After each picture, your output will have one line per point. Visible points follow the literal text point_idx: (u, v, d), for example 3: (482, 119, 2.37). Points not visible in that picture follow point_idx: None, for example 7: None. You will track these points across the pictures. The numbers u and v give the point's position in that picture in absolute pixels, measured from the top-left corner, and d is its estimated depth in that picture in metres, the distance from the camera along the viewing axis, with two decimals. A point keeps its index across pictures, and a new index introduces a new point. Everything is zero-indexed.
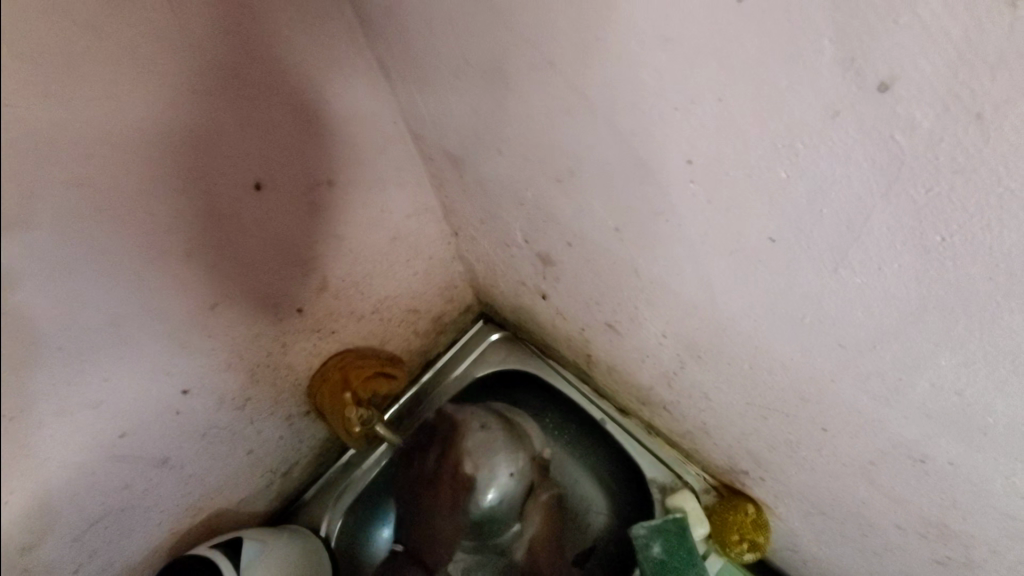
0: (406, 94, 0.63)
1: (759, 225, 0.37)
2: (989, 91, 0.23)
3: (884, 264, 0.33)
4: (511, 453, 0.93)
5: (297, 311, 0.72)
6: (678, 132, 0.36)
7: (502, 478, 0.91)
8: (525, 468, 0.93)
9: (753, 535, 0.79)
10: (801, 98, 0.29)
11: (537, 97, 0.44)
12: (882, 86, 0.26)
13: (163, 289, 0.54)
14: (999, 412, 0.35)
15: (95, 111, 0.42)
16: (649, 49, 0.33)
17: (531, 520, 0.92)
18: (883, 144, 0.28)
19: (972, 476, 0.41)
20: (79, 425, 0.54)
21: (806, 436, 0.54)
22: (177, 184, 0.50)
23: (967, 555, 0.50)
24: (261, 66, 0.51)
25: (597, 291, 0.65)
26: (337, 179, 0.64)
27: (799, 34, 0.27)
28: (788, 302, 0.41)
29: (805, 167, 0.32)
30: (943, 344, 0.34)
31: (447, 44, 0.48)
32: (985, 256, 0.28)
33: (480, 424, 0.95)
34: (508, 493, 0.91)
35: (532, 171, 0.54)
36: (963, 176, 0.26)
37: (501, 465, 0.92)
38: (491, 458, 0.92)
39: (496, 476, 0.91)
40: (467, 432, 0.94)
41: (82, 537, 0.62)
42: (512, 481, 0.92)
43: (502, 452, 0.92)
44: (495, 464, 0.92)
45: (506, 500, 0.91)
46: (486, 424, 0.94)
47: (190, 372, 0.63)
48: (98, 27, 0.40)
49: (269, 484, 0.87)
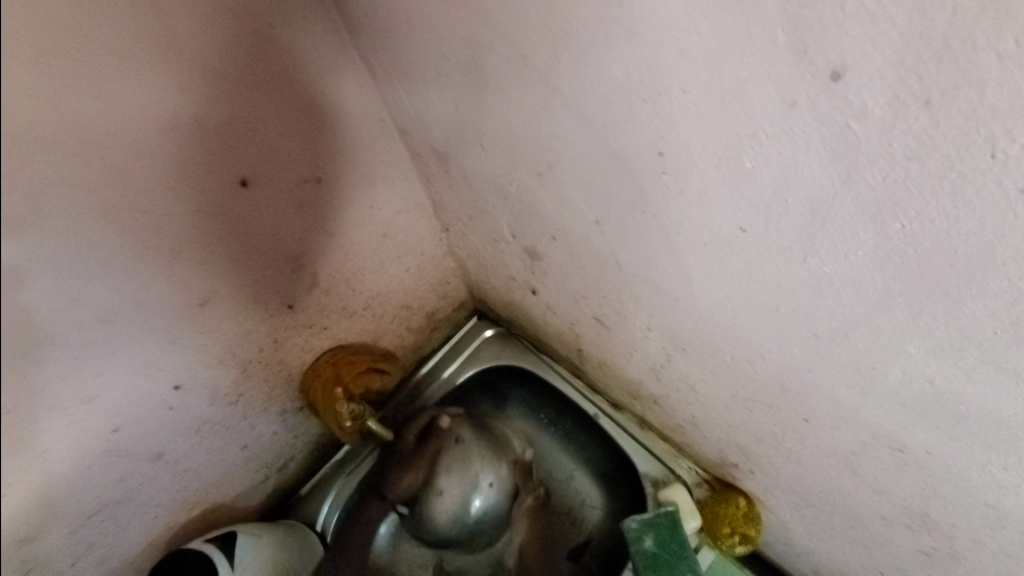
0: (390, 90, 0.63)
1: (730, 217, 0.37)
2: (936, 76, 0.23)
3: (849, 251, 0.33)
4: (492, 464, 0.93)
5: (288, 307, 0.72)
6: (647, 124, 0.37)
7: (486, 488, 0.91)
8: (507, 476, 0.94)
9: (745, 528, 0.79)
10: (759, 87, 0.29)
11: (514, 92, 0.45)
12: (834, 74, 0.26)
13: (152, 286, 0.54)
14: (970, 399, 0.35)
15: (83, 112, 0.43)
16: (615, 43, 0.33)
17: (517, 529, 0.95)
18: (840, 132, 0.28)
19: (949, 464, 0.41)
20: (72, 420, 0.54)
21: (789, 427, 0.54)
22: (163, 181, 0.50)
23: (951, 545, 0.50)
24: (245, 63, 0.51)
25: (584, 285, 0.65)
26: (325, 176, 0.64)
27: (754, 25, 0.27)
28: (763, 293, 0.41)
29: (769, 157, 0.32)
30: (910, 334, 0.34)
31: (426, 40, 0.48)
32: (943, 242, 0.28)
33: (456, 438, 0.93)
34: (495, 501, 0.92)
35: (513, 165, 0.54)
36: (917, 163, 0.26)
37: (484, 476, 0.92)
38: (472, 469, 0.91)
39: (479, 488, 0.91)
40: (441, 454, 0.91)
41: (78, 532, 0.63)
42: (495, 491, 0.92)
43: (483, 464, 0.92)
44: (478, 476, 0.91)
45: (494, 509, 0.92)
46: (460, 438, 0.93)
47: (182, 368, 0.64)
48: (83, 29, 0.41)
49: (263, 480, 0.87)
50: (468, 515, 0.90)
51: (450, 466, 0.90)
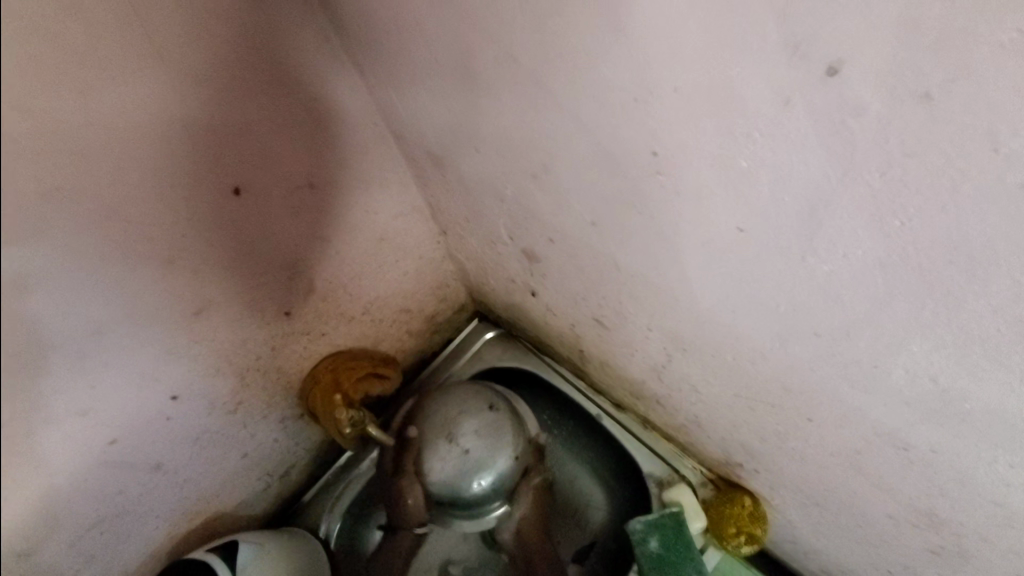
0: (383, 94, 0.63)
1: (727, 217, 0.37)
2: (932, 70, 0.22)
3: (848, 250, 0.32)
4: (516, 441, 0.80)
5: (285, 314, 0.72)
6: (640, 123, 0.36)
7: (503, 463, 0.78)
8: (527, 456, 0.82)
9: (751, 527, 0.79)
10: (752, 85, 0.28)
11: (505, 94, 0.44)
12: (829, 70, 0.25)
13: (145, 296, 0.54)
14: (975, 397, 0.34)
15: (69, 121, 0.42)
16: (605, 42, 0.33)
17: (519, 505, 0.82)
18: (836, 129, 0.27)
19: (955, 463, 0.40)
20: (68, 433, 0.54)
21: (793, 426, 0.54)
22: (154, 192, 0.50)
23: (959, 543, 0.49)
24: (233, 67, 0.50)
25: (582, 286, 0.65)
26: (319, 180, 0.64)
27: (745, 22, 0.26)
28: (762, 292, 0.40)
29: (764, 156, 0.31)
30: (913, 333, 0.33)
31: (416, 43, 0.48)
32: (944, 239, 0.27)
33: (486, 406, 0.81)
34: (499, 485, 0.78)
35: (507, 167, 0.54)
36: (916, 160, 0.26)
37: (508, 451, 0.79)
38: (498, 439, 0.79)
39: (493, 466, 0.77)
40: (469, 413, 0.80)
41: (78, 544, 0.63)
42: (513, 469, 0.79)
43: (511, 436, 0.80)
44: (498, 449, 0.79)
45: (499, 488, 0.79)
46: (494, 406, 0.81)
47: (179, 378, 0.63)
48: (65, 37, 0.40)
49: (265, 488, 0.87)
50: (464, 489, 0.77)
51: (479, 429, 0.79)
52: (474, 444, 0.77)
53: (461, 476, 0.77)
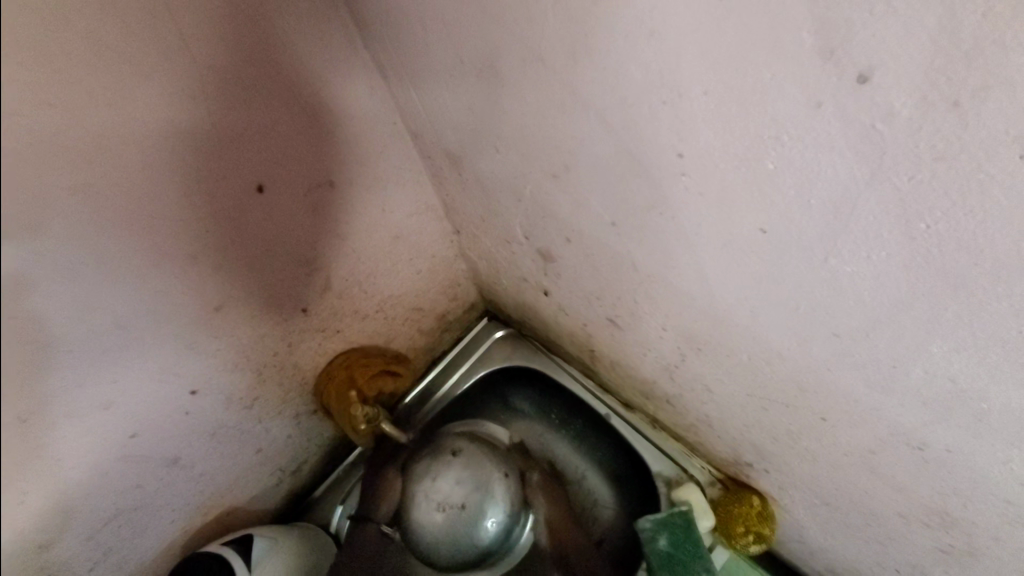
0: (403, 93, 0.63)
1: (750, 217, 0.38)
2: (965, 78, 0.23)
3: (871, 252, 0.33)
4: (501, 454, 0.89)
5: (301, 311, 0.72)
6: (667, 126, 0.37)
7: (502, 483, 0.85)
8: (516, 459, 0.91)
9: (760, 527, 0.79)
10: (784, 87, 0.29)
11: (531, 96, 0.45)
12: (861, 76, 0.26)
13: (168, 292, 0.55)
14: (993, 397, 0.35)
15: (99, 120, 0.44)
16: (637, 46, 0.34)
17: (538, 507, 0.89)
18: (865, 133, 0.28)
19: (970, 463, 0.41)
20: (90, 424, 0.55)
21: (806, 426, 0.54)
22: (179, 189, 0.51)
23: (970, 543, 0.49)
24: (257, 67, 0.51)
25: (597, 286, 0.65)
26: (338, 180, 0.65)
27: (780, 28, 0.27)
28: (782, 292, 0.41)
29: (790, 158, 0.32)
30: (932, 332, 0.34)
31: (441, 43, 0.49)
32: (968, 242, 0.28)
33: (451, 452, 0.84)
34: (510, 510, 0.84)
35: (528, 168, 0.55)
36: (944, 163, 0.26)
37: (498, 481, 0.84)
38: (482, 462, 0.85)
39: (495, 501, 0.82)
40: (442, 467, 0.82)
41: (97, 535, 0.64)
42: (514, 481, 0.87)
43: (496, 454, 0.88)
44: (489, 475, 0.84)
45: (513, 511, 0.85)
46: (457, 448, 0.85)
47: (199, 372, 0.64)
48: (98, 36, 0.41)
49: (278, 483, 0.88)
50: (482, 536, 0.81)
51: (459, 477, 0.81)
52: (461, 495, 0.80)
53: (471, 529, 0.80)
